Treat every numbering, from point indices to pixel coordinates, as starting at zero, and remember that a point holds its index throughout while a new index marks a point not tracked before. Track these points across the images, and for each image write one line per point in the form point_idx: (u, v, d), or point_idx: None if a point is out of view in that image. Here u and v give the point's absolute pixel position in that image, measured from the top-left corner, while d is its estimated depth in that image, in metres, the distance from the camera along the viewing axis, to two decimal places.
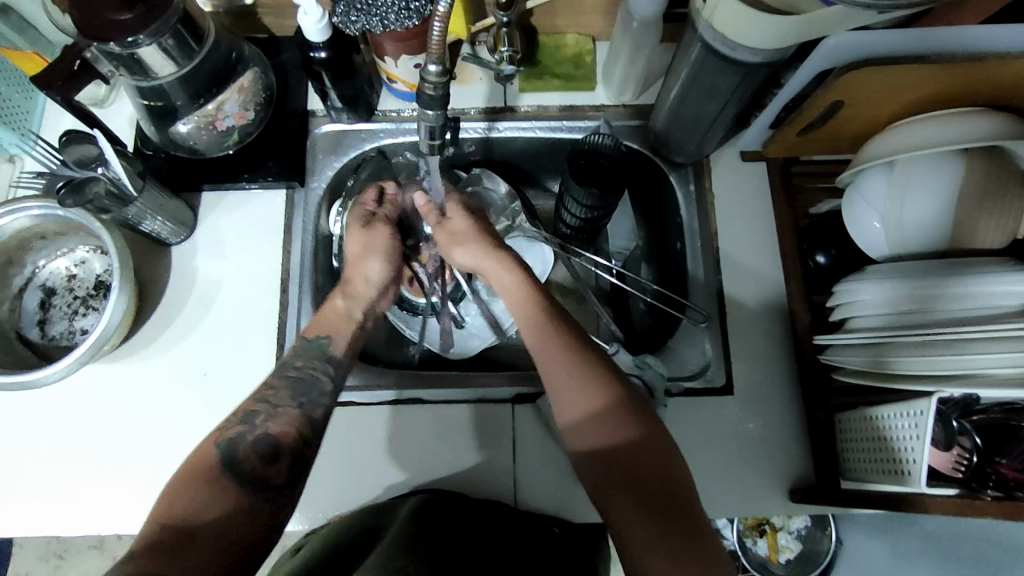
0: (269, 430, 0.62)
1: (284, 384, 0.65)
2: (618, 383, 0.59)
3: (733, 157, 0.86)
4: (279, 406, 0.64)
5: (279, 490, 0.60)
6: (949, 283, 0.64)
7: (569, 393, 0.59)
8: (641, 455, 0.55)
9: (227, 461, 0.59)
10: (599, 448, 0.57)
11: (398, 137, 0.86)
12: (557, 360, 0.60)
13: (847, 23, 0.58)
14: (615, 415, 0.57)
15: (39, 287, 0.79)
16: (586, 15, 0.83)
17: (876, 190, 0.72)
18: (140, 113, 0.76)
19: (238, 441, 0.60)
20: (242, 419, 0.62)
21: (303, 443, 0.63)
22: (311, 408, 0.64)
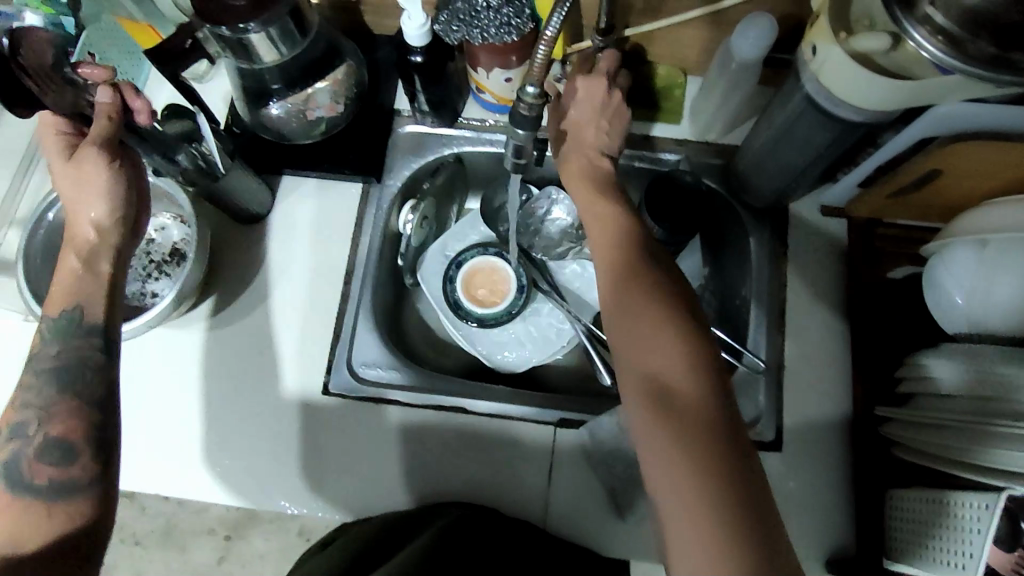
0: (48, 432, 0.60)
1: (41, 375, 0.62)
2: (696, 338, 0.55)
3: (813, 210, 0.84)
4: (42, 403, 0.61)
5: (88, 481, 0.59)
6: (1015, 369, 0.61)
7: (641, 335, 0.56)
8: (705, 422, 0.50)
9: (22, 480, 0.58)
10: (666, 408, 0.52)
11: (477, 146, 0.87)
12: (638, 305, 0.57)
13: (961, 93, 0.56)
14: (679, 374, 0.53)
15: None
16: (683, 49, 0.82)
17: (961, 266, 0.69)
18: (237, 92, 0.79)
19: (19, 457, 0.59)
20: (12, 433, 0.60)
21: (95, 431, 0.61)
22: (86, 390, 0.62)
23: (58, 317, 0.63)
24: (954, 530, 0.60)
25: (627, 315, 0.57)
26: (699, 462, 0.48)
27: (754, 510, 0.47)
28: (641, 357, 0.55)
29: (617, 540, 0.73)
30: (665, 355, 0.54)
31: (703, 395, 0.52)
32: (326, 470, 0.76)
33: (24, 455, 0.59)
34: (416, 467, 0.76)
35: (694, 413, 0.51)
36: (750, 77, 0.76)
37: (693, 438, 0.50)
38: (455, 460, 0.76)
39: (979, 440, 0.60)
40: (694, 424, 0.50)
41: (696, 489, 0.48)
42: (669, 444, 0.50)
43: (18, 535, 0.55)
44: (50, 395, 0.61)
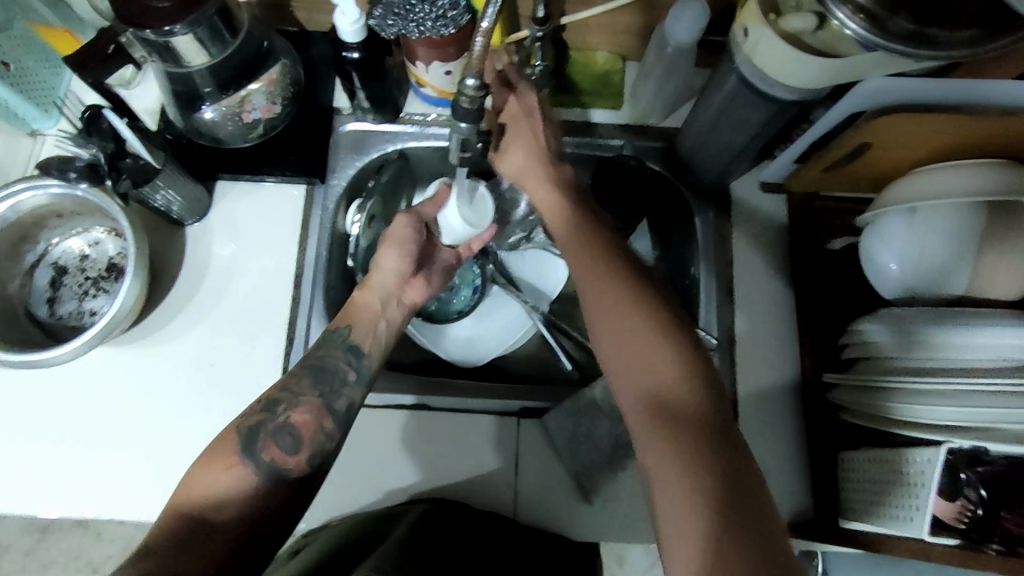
0: (291, 420, 0.62)
1: (307, 373, 0.65)
2: (694, 354, 0.55)
3: (753, 187, 0.86)
4: (300, 395, 0.63)
5: (295, 484, 0.60)
6: (936, 331, 0.65)
7: (639, 347, 0.56)
8: (707, 435, 0.51)
9: (248, 451, 0.59)
10: (665, 405, 0.53)
11: (422, 142, 0.86)
12: (631, 326, 0.57)
13: (884, 68, 0.58)
14: (685, 379, 0.54)
15: (51, 265, 0.78)
16: (619, 34, 0.83)
17: (894, 232, 0.72)
18: (166, 97, 0.76)
19: (259, 430, 0.60)
20: (265, 407, 0.62)
21: (324, 439, 0.62)
22: (331, 398, 0.64)
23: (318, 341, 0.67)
24: (903, 484, 0.62)
25: (611, 313, 0.58)
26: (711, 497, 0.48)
27: (769, 552, 0.46)
28: (640, 364, 0.55)
29: (586, 523, 0.75)
30: (668, 375, 0.54)
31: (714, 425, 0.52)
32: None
33: (265, 431, 0.60)
34: (383, 468, 0.75)
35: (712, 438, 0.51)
36: (685, 60, 0.77)
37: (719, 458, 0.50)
38: (422, 457, 0.76)
39: (911, 396, 0.64)
40: (685, 422, 0.52)
41: (708, 499, 0.48)
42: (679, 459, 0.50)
43: (248, 502, 0.58)
44: (306, 385, 0.64)
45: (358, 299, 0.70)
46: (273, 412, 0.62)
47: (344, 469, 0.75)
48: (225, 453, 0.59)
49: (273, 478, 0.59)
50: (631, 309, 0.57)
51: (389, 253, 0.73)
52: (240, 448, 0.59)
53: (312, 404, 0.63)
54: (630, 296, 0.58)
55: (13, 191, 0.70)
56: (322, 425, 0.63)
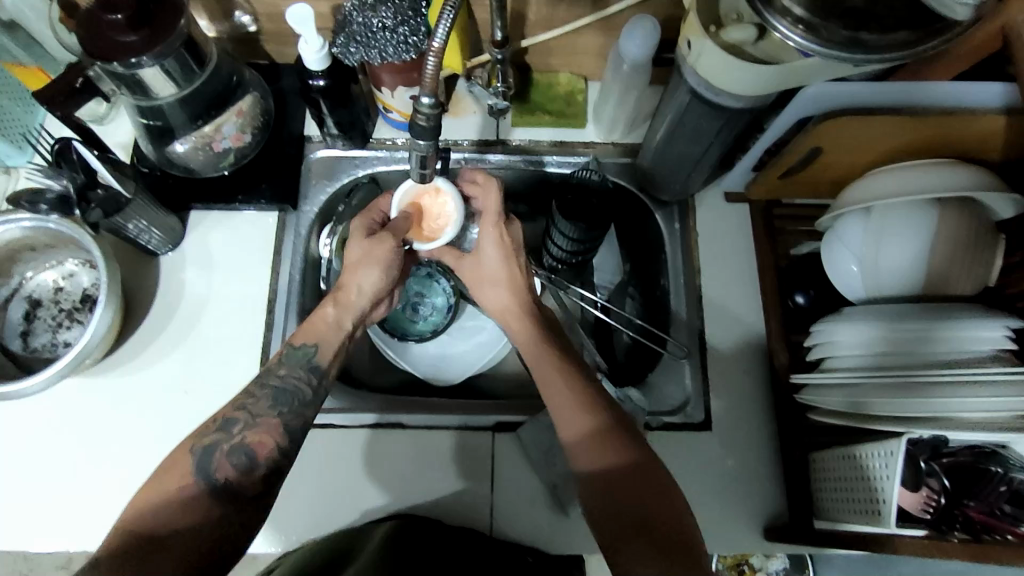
0: (246, 439, 0.62)
1: (266, 394, 0.65)
2: (611, 418, 0.64)
3: (717, 198, 0.88)
4: (257, 415, 0.64)
5: (250, 500, 0.60)
6: (924, 330, 0.66)
7: (567, 419, 0.64)
8: (641, 488, 0.59)
9: (201, 467, 0.60)
10: (609, 508, 0.59)
11: (391, 165, 0.87)
12: (569, 417, 0.64)
13: (824, 74, 0.61)
14: (603, 440, 0.62)
15: (25, 298, 0.79)
16: (579, 56, 0.86)
17: (853, 234, 0.75)
18: (139, 131, 0.78)
19: (214, 449, 0.61)
20: (220, 426, 0.62)
21: (278, 457, 0.63)
22: (289, 417, 0.65)
23: (297, 347, 0.69)
24: (868, 479, 0.63)
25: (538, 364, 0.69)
26: (631, 493, 0.58)
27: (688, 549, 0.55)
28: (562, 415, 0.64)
29: (565, 535, 0.74)
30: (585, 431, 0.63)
31: (634, 460, 0.60)
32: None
33: (221, 449, 0.61)
34: (359, 489, 0.75)
35: (639, 482, 0.59)
36: (642, 76, 0.80)
37: (645, 498, 0.58)
38: (400, 477, 0.76)
39: (888, 393, 0.64)
40: (633, 497, 0.58)
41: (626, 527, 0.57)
42: (614, 505, 0.58)
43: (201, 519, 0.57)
44: (264, 407, 0.65)
45: (326, 318, 0.71)
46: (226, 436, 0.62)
47: (308, 489, 0.75)
48: (179, 470, 0.59)
49: (227, 493, 0.59)
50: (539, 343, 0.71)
51: (366, 272, 0.73)
52: (194, 468, 0.60)
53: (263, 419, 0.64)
54: (562, 371, 0.67)
55: None
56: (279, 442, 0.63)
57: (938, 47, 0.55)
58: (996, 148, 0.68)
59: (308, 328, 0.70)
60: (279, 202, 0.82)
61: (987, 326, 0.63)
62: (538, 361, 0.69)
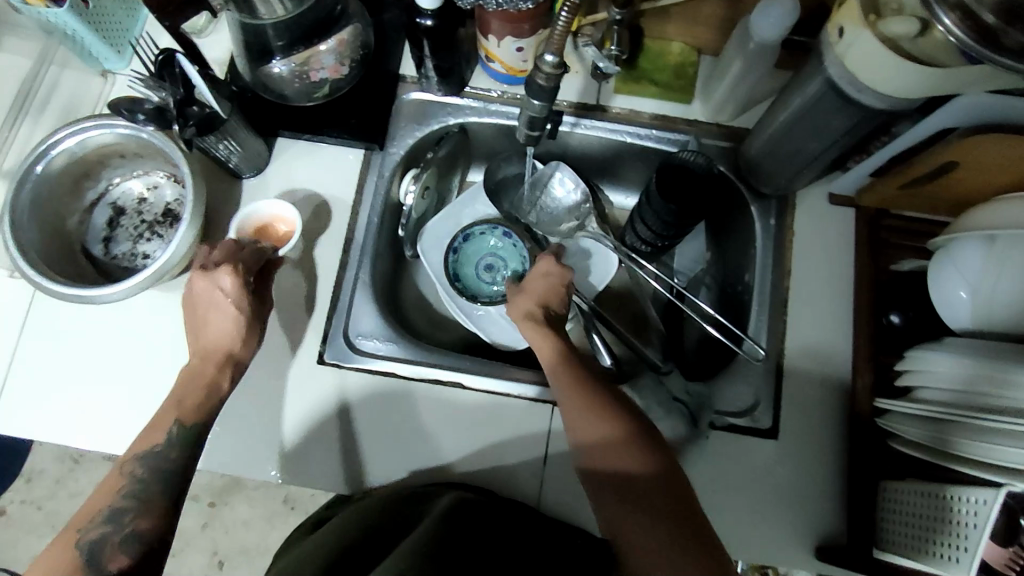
0: (137, 525, 0.60)
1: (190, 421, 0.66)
2: (633, 425, 0.62)
3: (821, 197, 0.83)
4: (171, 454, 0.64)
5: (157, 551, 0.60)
6: (990, 370, 0.62)
7: (586, 424, 0.62)
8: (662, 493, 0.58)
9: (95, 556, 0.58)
10: (623, 512, 0.58)
11: (484, 117, 0.84)
12: (591, 423, 0.62)
13: (987, 82, 0.55)
14: (624, 447, 0.60)
15: (110, 204, 0.79)
16: (698, 26, 0.80)
17: (970, 261, 0.69)
18: (236, 48, 0.76)
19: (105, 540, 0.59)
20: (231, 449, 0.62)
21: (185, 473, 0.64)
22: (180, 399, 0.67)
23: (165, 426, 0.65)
24: (948, 522, 0.60)
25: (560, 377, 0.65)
26: (643, 504, 0.58)
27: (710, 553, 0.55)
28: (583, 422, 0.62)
29: None
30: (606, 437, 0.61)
31: (654, 469, 0.59)
32: (295, 437, 0.74)
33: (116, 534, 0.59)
34: (411, 443, 0.75)
35: (651, 497, 0.58)
36: (767, 58, 0.74)
37: (654, 513, 0.57)
38: (454, 437, 0.75)
39: (972, 433, 0.60)
40: (654, 501, 0.58)
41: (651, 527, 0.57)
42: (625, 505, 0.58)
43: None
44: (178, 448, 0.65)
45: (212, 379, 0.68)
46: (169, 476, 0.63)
47: (358, 434, 0.75)
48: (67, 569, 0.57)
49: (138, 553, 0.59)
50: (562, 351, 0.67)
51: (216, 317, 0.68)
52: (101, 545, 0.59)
53: (241, 363, 0.69)
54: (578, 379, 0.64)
55: (81, 127, 0.71)
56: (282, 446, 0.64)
57: None
58: None
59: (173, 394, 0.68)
60: (370, 143, 0.81)
61: None
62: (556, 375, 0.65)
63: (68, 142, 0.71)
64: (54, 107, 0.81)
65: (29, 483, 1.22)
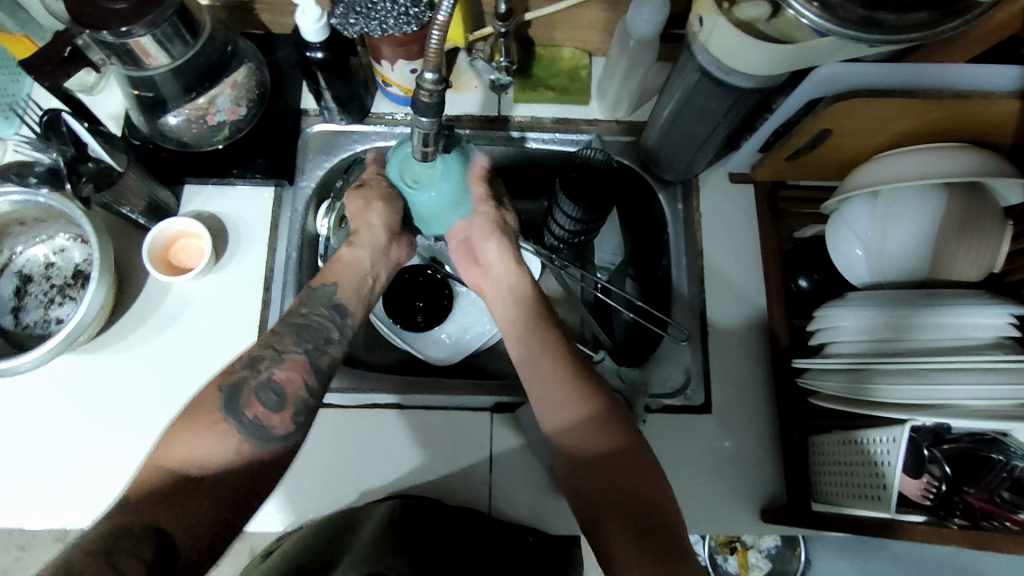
0: (274, 376, 0.62)
1: (289, 330, 0.65)
2: (607, 403, 0.63)
3: (721, 178, 0.87)
4: (283, 352, 0.64)
5: (278, 440, 0.60)
6: (918, 313, 0.66)
7: (560, 404, 0.63)
8: (630, 477, 0.58)
9: (229, 407, 0.60)
10: (592, 495, 0.58)
11: (391, 140, 0.85)
12: (565, 401, 0.63)
13: (838, 53, 0.59)
14: (596, 426, 0.61)
15: (16, 273, 0.77)
16: (583, 31, 0.84)
17: (860, 219, 0.74)
18: (129, 102, 0.76)
19: (241, 387, 0.61)
20: (247, 365, 0.63)
21: (306, 396, 0.63)
22: (315, 355, 0.65)
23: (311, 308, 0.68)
24: (868, 463, 0.63)
25: (535, 348, 0.67)
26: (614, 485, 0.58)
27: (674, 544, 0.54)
28: (555, 396, 0.63)
29: (565, 517, 0.75)
30: (578, 415, 0.62)
31: (622, 453, 0.59)
32: None
33: (245, 388, 0.61)
34: (354, 469, 0.75)
35: (614, 476, 0.58)
36: (650, 52, 0.78)
37: (616, 496, 0.57)
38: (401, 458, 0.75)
39: (888, 377, 0.64)
40: (616, 486, 0.58)
41: (615, 515, 0.56)
42: (597, 486, 0.58)
43: (234, 457, 0.58)
44: (290, 343, 0.65)
45: (342, 259, 0.72)
46: (254, 370, 0.62)
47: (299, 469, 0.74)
48: (208, 409, 0.59)
49: (255, 433, 0.59)
50: (538, 325, 0.69)
51: (372, 213, 0.74)
52: (222, 405, 0.60)
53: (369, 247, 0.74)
54: (556, 351, 0.66)
55: None
56: (306, 381, 0.63)
57: (955, 29, 0.53)
58: (1007, 132, 0.67)
59: (330, 271, 0.71)
60: (279, 178, 0.81)
61: (977, 312, 0.63)
62: (531, 342, 0.68)
63: None
64: None
65: None
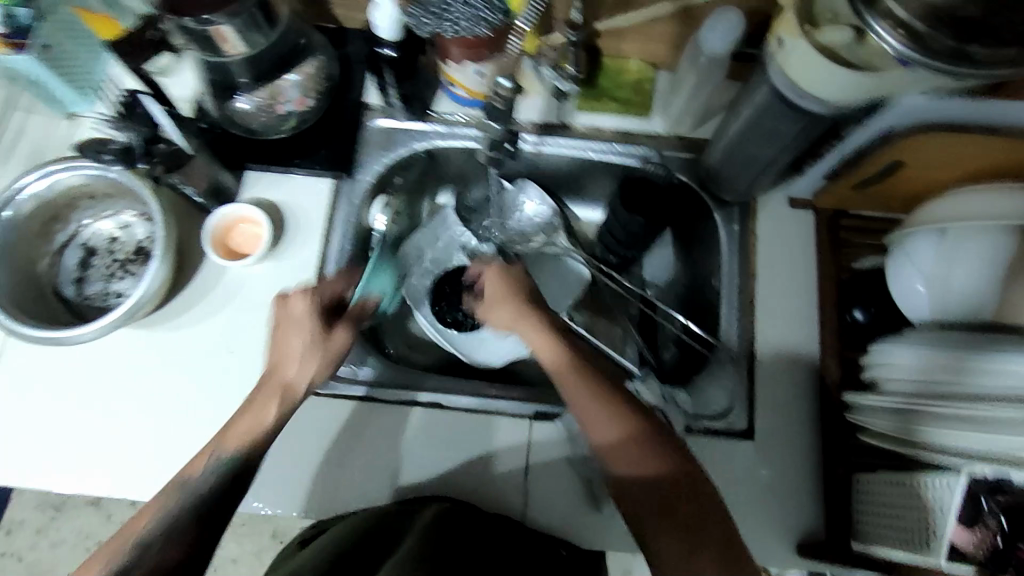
0: (171, 513, 0.57)
1: (205, 469, 0.60)
2: (647, 424, 0.60)
3: (781, 202, 0.85)
4: (192, 484, 0.59)
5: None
6: (973, 356, 0.62)
7: (602, 429, 0.60)
8: (690, 501, 0.56)
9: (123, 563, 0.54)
10: (649, 519, 0.56)
11: (449, 140, 0.85)
12: (608, 427, 0.60)
13: (921, 84, 0.58)
14: (645, 449, 0.58)
15: (81, 245, 0.79)
16: (651, 44, 0.84)
17: (922, 253, 0.71)
18: (204, 84, 0.79)
19: (138, 544, 0.55)
20: (151, 523, 0.56)
21: (202, 542, 0.57)
22: (208, 494, 0.59)
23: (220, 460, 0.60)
24: (920, 508, 0.61)
25: (564, 375, 0.64)
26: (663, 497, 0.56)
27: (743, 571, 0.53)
28: (598, 421, 0.60)
29: (597, 532, 0.74)
30: (622, 439, 0.59)
31: (677, 476, 0.57)
32: (275, 464, 0.75)
33: (141, 544, 0.55)
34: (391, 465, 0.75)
35: (672, 500, 0.56)
36: (719, 70, 0.77)
37: (678, 520, 0.55)
38: (438, 459, 0.76)
39: (937, 421, 0.61)
40: (675, 508, 0.56)
41: (683, 538, 0.55)
42: (654, 511, 0.56)
43: None
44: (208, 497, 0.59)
45: (279, 385, 0.64)
46: (160, 511, 0.57)
47: (337, 460, 0.75)
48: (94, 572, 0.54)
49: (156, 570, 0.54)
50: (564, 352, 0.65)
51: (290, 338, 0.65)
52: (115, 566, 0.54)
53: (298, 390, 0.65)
54: (584, 374, 0.63)
55: (51, 170, 0.72)
56: (197, 507, 0.58)
57: None
58: None
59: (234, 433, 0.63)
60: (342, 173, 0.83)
61: None
62: (559, 373, 0.64)
63: (38, 185, 0.72)
64: (22, 153, 0.82)
65: (8, 535, 1.21)
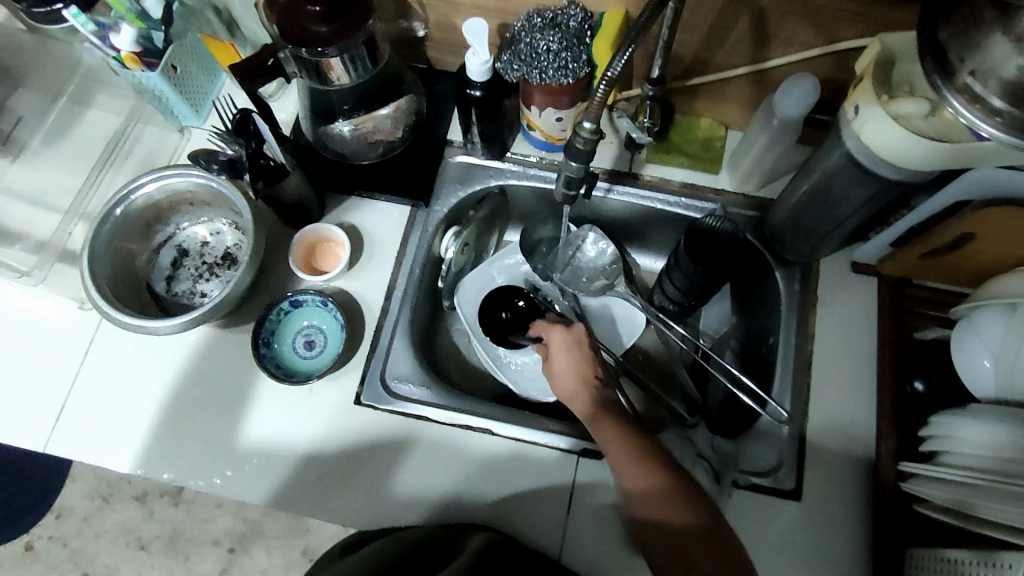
0: None
1: None
2: (675, 474, 0.64)
3: (844, 266, 0.86)
4: None
5: None
6: None
7: (632, 478, 0.64)
8: (712, 546, 0.59)
9: None
10: (674, 564, 0.60)
11: (523, 180, 0.90)
12: (637, 476, 0.64)
13: (998, 157, 0.58)
14: (668, 495, 0.62)
15: (175, 246, 0.86)
16: (724, 104, 0.87)
17: (991, 329, 0.70)
18: (304, 111, 0.85)
19: None
20: None
21: None
22: None
23: None
24: None
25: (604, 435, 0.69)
26: (676, 547, 0.60)
27: None
28: (626, 470, 0.65)
29: None
30: (648, 487, 0.63)
31: (697, 523, 0.60)
32: (324, 471, 0.77)
33: None
34: (436, 487, 0.76)
35: (694, 544, 0.59)
36: (790, 133, 0.79)
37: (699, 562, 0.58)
38: (482, 485, 0.77)
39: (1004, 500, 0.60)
40: (694, 553, 0.59)
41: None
42: (677, 555, 0.60)
43: None
44: None
45: None
46: None
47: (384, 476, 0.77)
48: None
49: None
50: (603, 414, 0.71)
51: None
52: None
53: None
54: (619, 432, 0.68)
55: (163, 174, 0.79)
56: None
57: None
58: None
59: None
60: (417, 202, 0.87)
61: None
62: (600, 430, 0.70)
63: (150, 187, 0.80)
64: (136, 159, 0.90)
65: (58, 519, 1.26)
